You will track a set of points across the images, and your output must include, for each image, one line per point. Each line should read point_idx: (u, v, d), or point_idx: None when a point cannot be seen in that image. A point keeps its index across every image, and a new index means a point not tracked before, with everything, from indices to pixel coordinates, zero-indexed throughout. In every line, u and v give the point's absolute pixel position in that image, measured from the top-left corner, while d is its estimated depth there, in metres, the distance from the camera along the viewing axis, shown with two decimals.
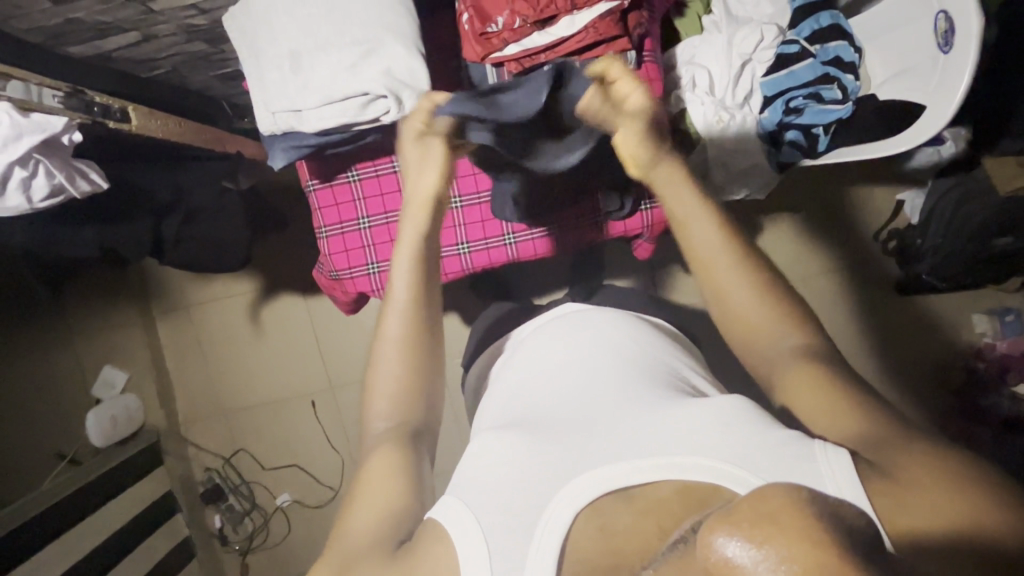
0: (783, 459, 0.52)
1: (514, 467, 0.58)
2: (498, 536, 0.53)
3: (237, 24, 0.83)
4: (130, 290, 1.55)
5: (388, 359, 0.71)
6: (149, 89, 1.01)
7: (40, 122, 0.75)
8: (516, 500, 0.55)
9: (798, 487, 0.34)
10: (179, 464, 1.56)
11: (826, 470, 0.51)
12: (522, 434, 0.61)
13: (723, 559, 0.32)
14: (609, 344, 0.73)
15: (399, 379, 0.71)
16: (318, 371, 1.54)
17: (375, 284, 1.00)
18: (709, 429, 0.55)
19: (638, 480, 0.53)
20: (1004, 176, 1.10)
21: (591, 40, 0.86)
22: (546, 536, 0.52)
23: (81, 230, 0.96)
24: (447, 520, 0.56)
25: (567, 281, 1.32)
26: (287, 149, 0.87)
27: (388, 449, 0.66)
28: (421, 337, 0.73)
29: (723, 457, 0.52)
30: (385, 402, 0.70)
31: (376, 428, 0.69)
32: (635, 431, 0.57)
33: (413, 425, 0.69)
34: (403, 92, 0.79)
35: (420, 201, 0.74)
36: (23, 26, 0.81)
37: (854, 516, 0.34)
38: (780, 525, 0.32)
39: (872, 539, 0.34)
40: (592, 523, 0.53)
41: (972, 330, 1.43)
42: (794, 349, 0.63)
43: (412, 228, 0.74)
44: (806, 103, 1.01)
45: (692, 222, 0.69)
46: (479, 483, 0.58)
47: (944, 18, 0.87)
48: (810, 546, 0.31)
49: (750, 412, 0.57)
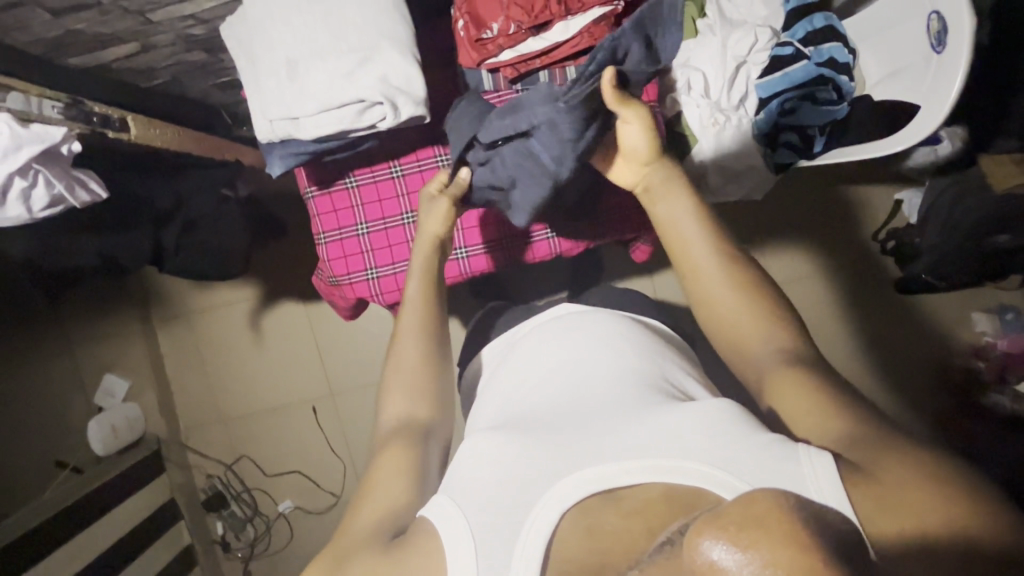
0: (769, 461, 0.52)
1: (502, 465, 0.58)
2: (485, 534, 0.54)
3: (235, 33, 0.84)
4: (131, 298, 1.55)
5: (401, 368, 0.74)
6: (149, 99, 1.02)
7: (40, 133, 0.75)
8: (504, 497, 0.56)
9: (786, 494, 0.34)
10: (181, 471, 1.56)
11: (811, 472, 0.50)
12: (512, 434, 0.61)
13: (708, 562, 0.33)
14: (603, 345, 0.74)
15: (413, 378, 0.73)
16: (318, 378, 1.54)
17: (375, 290, 1.01)
18: (697, 432, 0.55)
19: (625, 481, 0.53)
20: (1001, 175, 1.15)
21: (587, 44, 0.87)
22: (533, 535, 0.52)
23: (79, 239, 0.98)
24: (436, 520, 0.57)
25: (567, 284, 1.33)
26: (285, 156, 0.87)
27: (393, 445, 0.67)
28: (433, 339, 0.76)
29: (711, 461, 0.53)
30: (402, 398, 0.72)
31: (385, 428, 0.70)
32: (622, 433, 0.57)
33: (422, 423, 0.70)
34: (398, 98, 0.80)
35: (426, 238, 0.84)
36: (24, 38, 0.82)
37: (837, 521, 0.34)
38: (767, 530, 0.32)
39: (856, 543, 0.34)
40: (578, 524, 0.53)
41: (972, 329, 1.43)
42: (786, 353, 0.63)
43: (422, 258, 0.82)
44: (800, 103, 1.02)
45: (683, 227, 0.71)
46: (467, 484, 0.58)
47: (936, 18, 0.88)
48: (795, 549, 0.32)
49: (734, 415, 0.57)
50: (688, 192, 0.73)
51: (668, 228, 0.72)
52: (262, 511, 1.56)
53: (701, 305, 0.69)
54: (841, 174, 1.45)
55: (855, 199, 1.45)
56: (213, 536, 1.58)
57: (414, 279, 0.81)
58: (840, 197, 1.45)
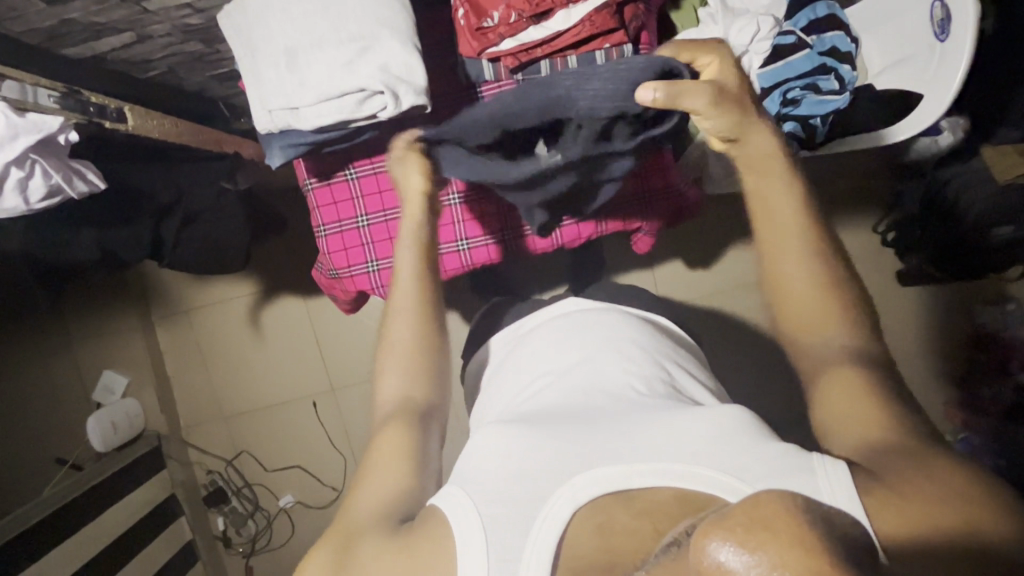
0: (782, 470, 0.52)
1: (512, 461, 0.58)
2: (497, 528, 0.53)
3: (232, 22, 0.82)
4: (128, 294, 1.53)
5: (402, 329, 0.73)
6: (148, 91, 1.01)
7: (36, 121, 0.74)
8: (509, 492, 0.55)
9: (793, 496, 0.34)
10: (182, 467, 1.56)
11: (823, 479, 0.51)
12: (521, 429, 0.61)
13: (716, 564, 0.33)
14: (614, 343, 0.74)
15: (409, 364, 0.72)
16: (318, 373, 1.54)
17: (375, 283, 1.00)
18: (705, 438, 0.56)
19: (638, 482, 0.54)
20: (1003, 166, 1.09)
21: (589, 33, 0.86)
22: (545, 527, 0.52)
23: (80, 232, 0.97)
24: (447, 510, 0.56)
25: (567, 276, 1.34)
26: (285, 147, 0.87)
27: (397, 421, 0.67)
28: (430, 334, 0.74)
29: (721, 468, 0.53)
30: (398, 377, 0.72)
31: (382, 410, 0.70)
32: (635, 436, 0.57)
33: (422, 403, 0.70)
34: (399, 88, 0.79)
35: (413, 197, 0.78)
36: (18, 28, 0.80)
37: (844, 522, 0.35)
38: (774, 532, 0.32)
39: (863, 546, 0.34)
40: (592, 519, 0.53)
41: (971, 320, 1.43)
42: None
43: (411, 224, 0.78)
44: (803, 94, 0.99)
45: (775, 211, 0.69)
46: (477, 476, 0.58)
47: (939, 6, 0.88)
48: (802, 553, 0.31)
49: (741, 421, 0.58)
50: (782, 165, 0.70)
51: (757, 193, 0.71)
52: (264, 506, 1.57)
53: (768, 241, 0.69)
54: (844, 164, 1.44)
55: (857, 190, 1.45)
56: (214, 533, 1.58)
57: (403, 245, 0.78)
58: (843, 189, 1.45)
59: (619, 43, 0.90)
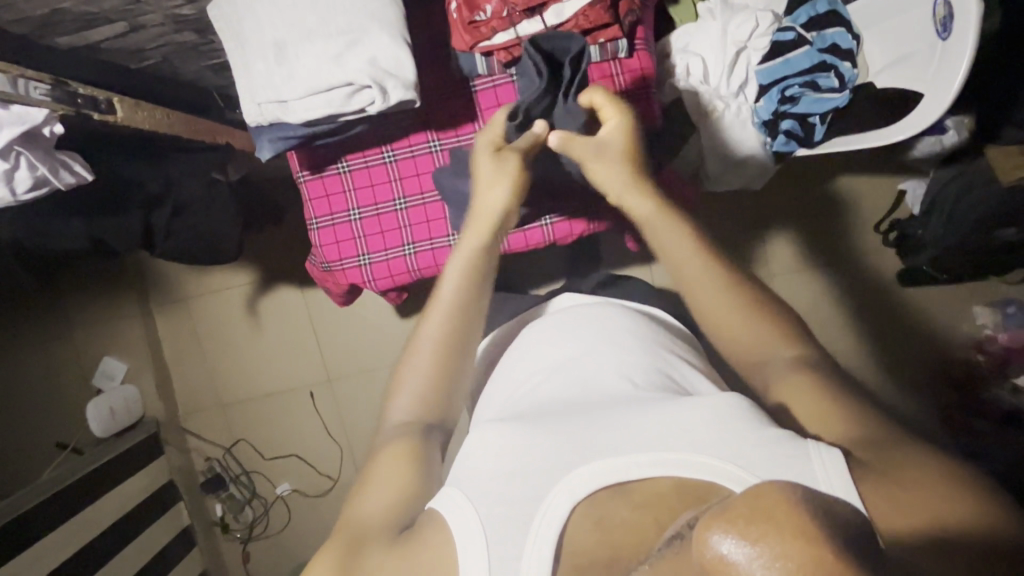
0: (782, 456, 0.52)
1: (514, 456, 0.58)
2: (496, 527, 0.54)
3: (219, 10, 0.81)
4: (127, 282, 1.54)
5: (422, 359, 0.72)
6: (139, 80, 1.01)
7: (19, 114, 0.77)
8: (509, 491, 0.55)
9: (792, 487, 0.35)
10: (181, 454, 1.58)
11: (823, 468, 0.51)
12: (520, 425, 0.61)
13: (717, 556, 0.33)
14: (614, 336, 0.74)
15: (427, 381, 0.71)
16: (316, 364, 1.54)
17: (367, 276, 1.03)
18: (698, 427, 0.56)
19: (636, 473, 0.53)
20: (1004, 166, 1.07)
21: (583, 27, 0.86)
22: (546, 524, 0.52)
23: (69, 222, 0.98)
24: (445, 512, 0.56)
25: (563, 272, 1.33)
26: (274, 140, 0.86)
27: (403, 445, 0.66)
28: (455, 349, 0.73)
29: (720, 456, 0.53)
30: (410, 400, 0.70)
31: (393, 421, 0.69)
32: (632, 428, 0.57)
33: (432, 425, 0.69)
34: (389, 83, 0.79)
35: (487, 216, 0.77)
36: (10, 17, 0.81)
37: (842, 510, 0.35)
38: (774, 523, 0.33)
39: (860, 534, 0.35)
40: (589, 517, 0.53)
41: (972, 322, 1.40)
42: (796, 357, 0.65)
43: (460, 262, 0.76)
44: (802, 91, 0.98)
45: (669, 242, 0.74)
46: (471, 476, 0.59)
47: (942, 3, 0.86)
48: (802, 542, 0.32)
49: (736, 407, 0.57)
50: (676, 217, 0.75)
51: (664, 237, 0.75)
52: (261, 493, 1.58)
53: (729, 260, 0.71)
54: (848, 163, 1.42)
55: (861, 189, 1.42)
56: (212, 518, 1.60)
57: (457, 257, 0.77)
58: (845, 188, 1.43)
59: (613, 37, 0.89)
